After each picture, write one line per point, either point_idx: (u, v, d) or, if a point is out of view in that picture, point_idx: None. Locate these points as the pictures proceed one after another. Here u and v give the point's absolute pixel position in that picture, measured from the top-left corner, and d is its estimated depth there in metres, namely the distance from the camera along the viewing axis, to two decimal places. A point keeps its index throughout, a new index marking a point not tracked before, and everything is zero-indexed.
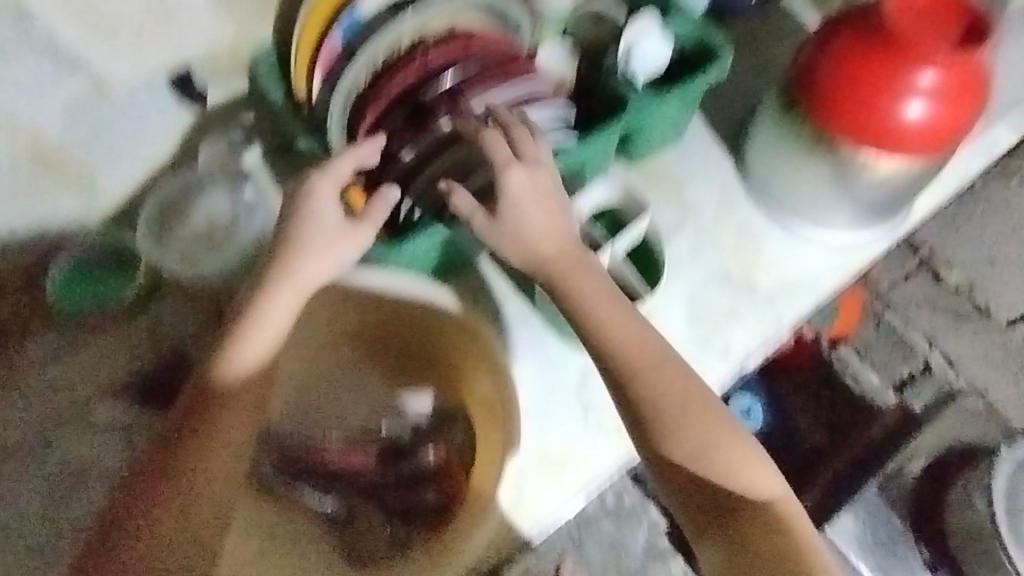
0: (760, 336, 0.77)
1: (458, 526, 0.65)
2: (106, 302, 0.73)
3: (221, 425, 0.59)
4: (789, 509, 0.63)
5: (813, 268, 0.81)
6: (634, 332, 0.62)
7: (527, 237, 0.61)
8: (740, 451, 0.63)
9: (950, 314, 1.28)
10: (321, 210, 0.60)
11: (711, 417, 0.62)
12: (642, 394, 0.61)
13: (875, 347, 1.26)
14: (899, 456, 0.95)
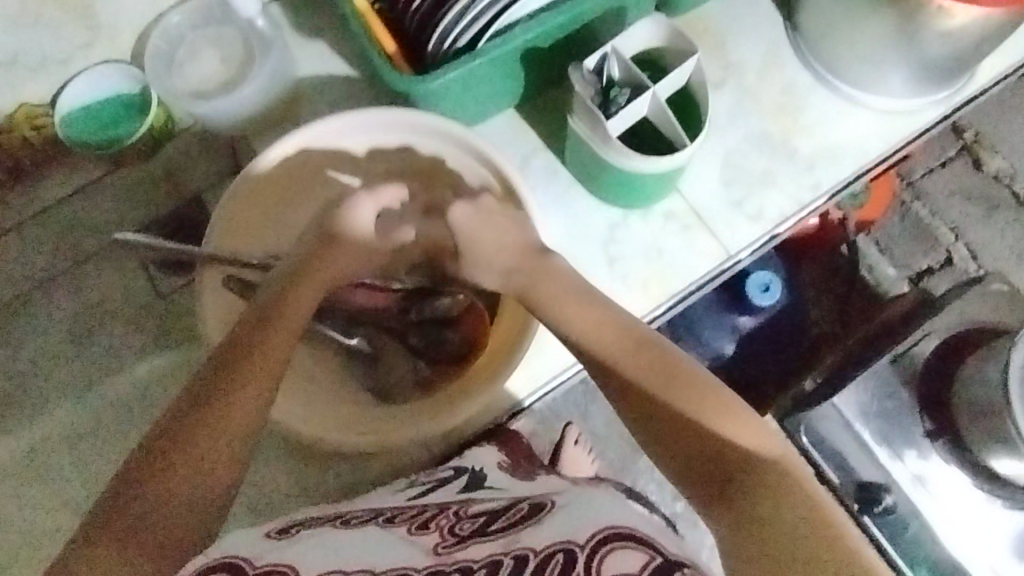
0: (795, 202, 0.74)
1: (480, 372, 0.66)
2: (123, 140, 0.77)
3: (252, 367, 0.51)
4: (806, 484, 0.47)
5: (860, 137, 0.76)
6: (609, 321, 0.57)
7: (487, 254, 0.61)
8: (735, 424, 0.50)
9: (984, 204, 1.24)
10: (358, 221, 0.62)
11: (689, 380, 0.52)
12: (623, 371, 0.54)
13: (899, 239, 1.23)
14: (909, 340, 0.92)
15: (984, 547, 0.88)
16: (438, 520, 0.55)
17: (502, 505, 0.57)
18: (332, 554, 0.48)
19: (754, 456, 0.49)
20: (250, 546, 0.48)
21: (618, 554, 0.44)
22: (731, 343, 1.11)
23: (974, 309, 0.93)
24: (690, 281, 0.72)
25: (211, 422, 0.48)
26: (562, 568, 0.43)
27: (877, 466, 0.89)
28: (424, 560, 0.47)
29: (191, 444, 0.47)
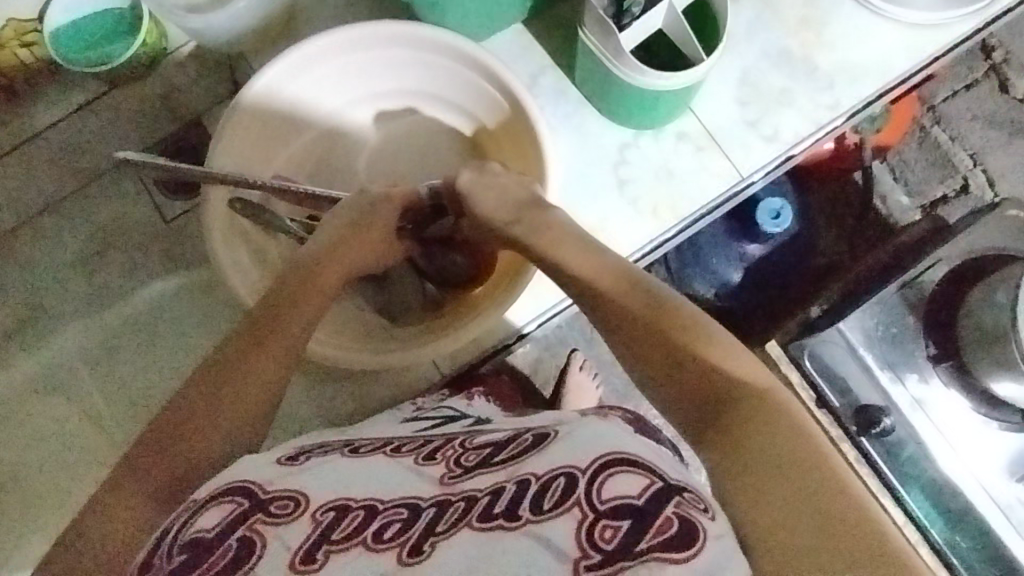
0: (813, 122, 0.71)
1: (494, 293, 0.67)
2: (115, 62, 0.73)
3: (281, 333, 0.53)
4: (789, 409, 0.44)
5: (884, 53, 0.72)
6: (597, 255, 0.54)
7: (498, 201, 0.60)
8: (721, 351, 0.47)
9: (1006, 127, 1.20)
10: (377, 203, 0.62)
11: (673, 314, 0.49)
12: (609, 304, 0.51)
13: (914, 165, 1.20)
14: (917, 268, 0.92)
15: (979, 461, 0.90)
16: (445, 450, 0.51)
17: (510, 435, 0.52)
18: (341, 479, 0.46)
19: (743, 383, 0.46)
20: (263, 470, 0.47)
21: (618, 479, 0.41)
22: (738, 271, 1.12)
23: (985, 235, 0.92)
24: (701, 203, 0.70)
25: (249, 365, 0.51)
26: (560, 494, 0.41)
27: (877, 391, 0.91)
28: (431, 489, 0.45)
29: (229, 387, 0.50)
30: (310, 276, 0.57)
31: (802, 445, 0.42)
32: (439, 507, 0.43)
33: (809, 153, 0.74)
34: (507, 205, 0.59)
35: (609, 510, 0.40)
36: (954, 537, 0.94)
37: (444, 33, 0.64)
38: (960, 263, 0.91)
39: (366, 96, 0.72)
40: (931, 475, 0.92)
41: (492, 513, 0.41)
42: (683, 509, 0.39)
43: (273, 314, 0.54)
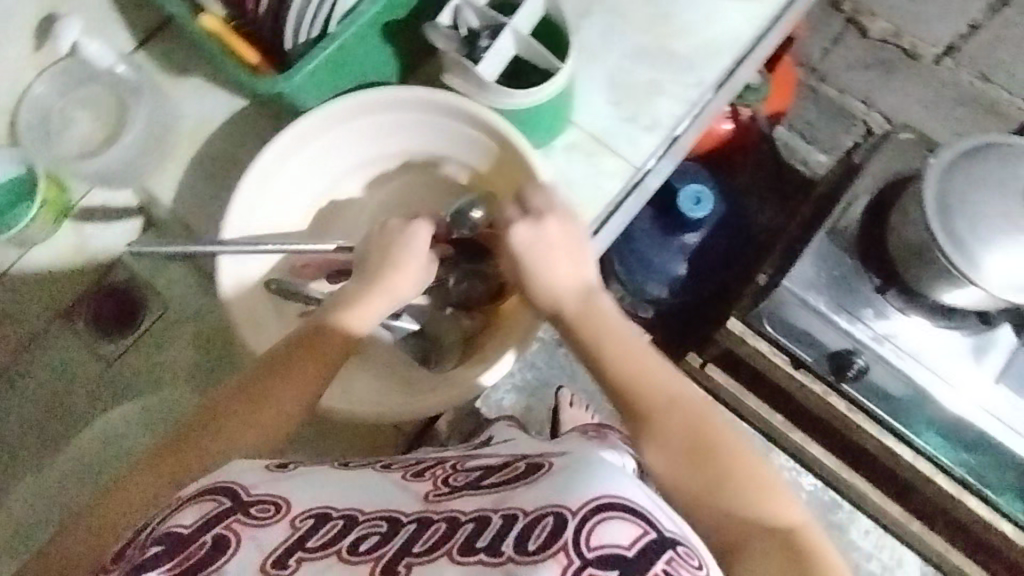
0: (685, 103, 0.76)
1: (495, 336, 0.67)
2: (8, 226, 0.72)
3: (291, 375, 0.59)
4: (818, 551, 0.50)
5: (728, 27, 0.78)
6: (654, 366, 0.58)
7: (548, 281, 0.61)
8: (769, 492, 0.53)
9: (881, 66, 1.23)
10: (409, 248, 0.63)
11: (734, 448, 0.54)
12: (662, 414, 0.55)
13: (817, 122, 1.28)
14: (839, 211, 0.95)
15: (971, 393, 0.91)
16: (435, 469, 0.52)
17: (504, 460, 0.52)
18: (325, 489, 0.48)
19: (783, 521, 0.51)
20: (251, 475, 0.50)
21: (613, 525, 0.39)
22: (681, 262, 1.14)
23: (889, 163, 0.96)
24: (608, 201, 0.73)
25: (252, 415, 0.58)
26: (546, 535, 0.39)
27: (841, 334, 0.93)
28: (414, 505, 0.46)
29: (256, 400, 0.58)
30: (306, 358, 0.59)
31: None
32: (417, 525, 0.43)
33: (692, 133, 0.78)
34: (566, 289, 0.61)
35: (598, 557, 0.38)
36: (963, 455, 0.95)
37: (434, 92, 0.66)
38: (873, 195, 0.95)
39: (354, 166, 0.73)
40: (935, 410, 0.93)
41: (473, 546, 0.40)
42: (672, 566, 0.39)
43: (275, 376, 0.59)
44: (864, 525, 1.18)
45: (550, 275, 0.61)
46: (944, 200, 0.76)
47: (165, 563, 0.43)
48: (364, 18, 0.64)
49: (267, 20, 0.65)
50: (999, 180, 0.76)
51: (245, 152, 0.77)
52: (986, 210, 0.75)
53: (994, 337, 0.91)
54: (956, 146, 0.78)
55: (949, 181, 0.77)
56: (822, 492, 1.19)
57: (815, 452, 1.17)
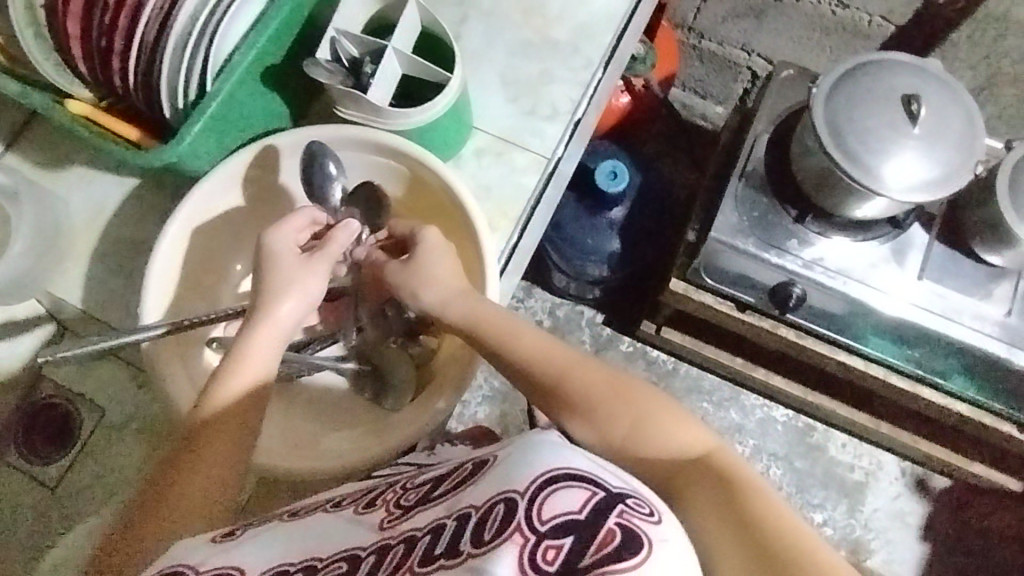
0: (579, 85, 0.77)
1: (446, 367, 0.64)
2: None
3: (206, 441, 0.56)
4: (739, 472, 0.49)
5: (602, 3, 0.80)
6: (548, 340, 0.59)
7: (424, 274, 0.63)
8: (680, 426, 0.52)
9: (750, 14, 1.20)
10: (276, 256, 0.61)
11: (637, 395, 0.54)
12: (570, 386, 0.56)
13: (708, 78, 1.37)
14: (744, 155, 0.99)
15: (902, 293, 0.94)
16: (385, 495, 0.54)
17: (452, 466, 0.53)
18: (277, 545, 0.49)
19: (699, 452, 0.51)
20: (195, 553, 0.48)
21: (560, 495, 0.39)
22: (615, 238, 1.17)
23: (779, 100, 1.00)
24: (527, 197, 0.73)
25: (186, 480, 0.55)
26: (500, 522, 0.40)
27: (773, 270, 0.96)
28: (372, 536, 0.48)
29: (185, 473, 0.55)
30: (224, 407, 0.57)
31: (758, 506, 0.46)
32: (378, 555, 0.45)
33: (593, 111, 0.80)
34: (451, 288, 0.62)
35: (551, 528, 0.38)
36: (908, 351, 1.00)
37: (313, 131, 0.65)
38: (771, 134, 0.99)
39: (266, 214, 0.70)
40: (874, 319, 0.97)
41: (433, 555, 0.41)
42: (625, 517, 0.38)
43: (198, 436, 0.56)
44: (841, 439, 1.28)
45: (436, 280, 0.63)
46: (832, 123, 0.80)
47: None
48: (239, 71, 0.60)
49: (139, 95, 0.62)
50: (880, 94, 0.80)
51: (146, 232, 0.73)
52: (872, 123, 0.79)
53: (909, 237, 0.95)
54: (833, 72, 0.83)
55: (834, 105, 0.81)
56: (795, 419, 1.29)
57: (779, 383, 1.23)
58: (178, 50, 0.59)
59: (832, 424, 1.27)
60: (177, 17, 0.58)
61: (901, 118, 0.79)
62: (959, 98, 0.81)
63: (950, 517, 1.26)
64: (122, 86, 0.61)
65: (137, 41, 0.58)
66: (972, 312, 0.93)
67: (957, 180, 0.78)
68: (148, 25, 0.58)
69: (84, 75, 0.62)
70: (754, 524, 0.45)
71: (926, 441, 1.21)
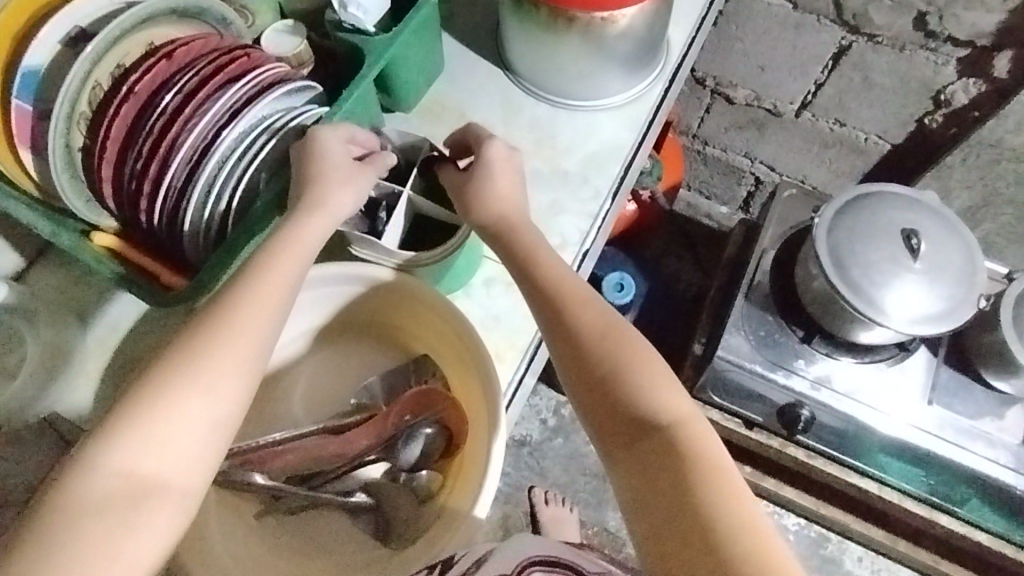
0: (588, 216, 0.80)
1: (453, 493, 0.64)
2: None
3: (223, 344, 0.50)
4: (705, 450, 0.49)
5: (611, 136, 0.84)
6: (558, 270, 0.57)
7: (484, 194, 0.62)
8: (668, 390, 0.52)
9: (752, 127, 1.25)
10: (326, 149, 0.59)
11: (636, 348, 0.53)
12: (575, 314, 0.55)
13: (714, 182, 1.42)
14: (751, 270, 1.00)
15: (911, 416, 0.93)
16: None
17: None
18: None
19: (675, 418, 0.51)
20: None
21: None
22: None
23: (782, 217, 1.03)
24: (535, 332, 0.73)
25: (204, 365, 0.49)
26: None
27: (781, 390, 0.95)
28: None
29: (190, 373, 0.48)
30: (248, 302, 0.51)
31: (713, 497, 0.47)
32: None
33: (601, 237, 0.83)
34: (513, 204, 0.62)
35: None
36: (925, 476, 0.97)
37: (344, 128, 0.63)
38: (777, 249, 1.01)
39: (305, 330, 0.71)
40: (885, 441, 0.94)
41: None
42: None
43: (219, 322, 0.50)
44: (856, 552, 1.23)
45: (488, 192, 0.62)
46: (836, 253, 0.82)
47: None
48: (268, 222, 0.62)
49: (162, 232, 0.64)
50: (881, 227, 0.82)
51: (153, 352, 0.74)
52: (874, 256, 0.80)
53: (916, 359, 0.95)
54: (834, 202, 0.85)
55: (836, 235, 0.83)
56: (808, 529, 1.24)
57: (790, 493, 1.19)
58: (201, 197, 0.62)
59: (847, 536, 1.22)
60: (207, 170, 0.61)
61: (902, 252, 0.80)
62: (958, 232, 0.83)
63: None
64: (146, 222, 0.63)
65: (163, 182, 0.61)
66: (988, 441, 0.91)
67: (960, 315, 0.78)
68: (179, 175, 0.61)
69: (110, 208, 0.65)
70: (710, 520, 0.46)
71: (946, 559, 1.16)
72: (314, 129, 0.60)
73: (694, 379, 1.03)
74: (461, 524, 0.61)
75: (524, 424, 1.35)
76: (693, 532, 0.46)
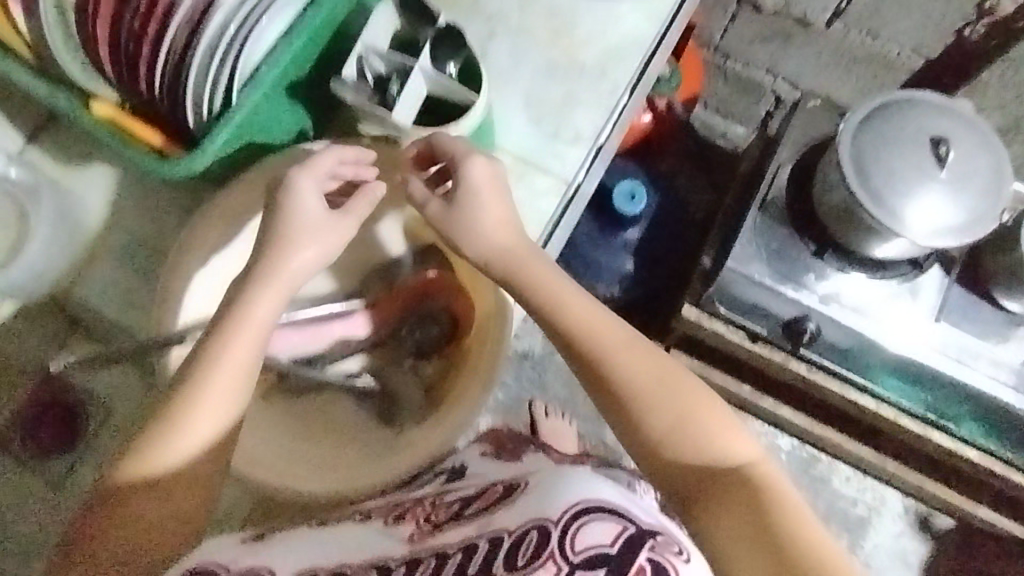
0: (604, 110, 0.78)
1: (460, 381, 0.65)
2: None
3: (176, 448, 0.53)
4: (776, 487, 0.50)
5: (634, 28, 0.79)
6: (593, 313, 0.57)
7: (479, 220, 0.60)
8: (727, 433, 0.52)
9: (778, 38, 1.20)
10: (301, 205, 0.58)
11: (687, 391, 0.54)
12: (616, 369, 0.54)
13: (731, 99, 1.32)
14: (766, 184, 0.98)
15: (916, 333, 0.93)
16: (414, 509, 0.56)
17: (480, 489, 0.57)
18: (306, 554, 0.52)
19: (740, 461, 0.51)
20: (227, 551, 0.53)
21: (590, 526, 0.42)
22: (628, 258, 1.19)
23: (804, 130, 0.99)
24: (545, 221, 0.75)
25: (164, 466, 0.53)
26: (533, 549, 0.42)
27: (788, 303, 0.95)
28: (400, 548, 0.50)
29: (148, 474, 0.52)
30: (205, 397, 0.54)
31: (794, 530, 0.47)
32: (409, 564, 0.47)
33: (615, 135, 0.81)
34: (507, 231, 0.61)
35: (584, 559, 0.40)
36: (923, 394, 0.99)
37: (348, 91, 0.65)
38: (796, 164, 0.98)
39: None
40: (885, 358, 0.95)
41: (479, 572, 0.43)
42: (656, 553, 0.41)
43: (172, 423, 0.53)
44: (843, 472, 1.26)
45: (483, 235, 0.60)
46: (860, 163, 0.79)
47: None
48: (275, 100, 0.65)
49: (163, 99, 0.62)
50: (908, 135, 0.79)
51: (164, 236, 0.75)
52: (899, 164, 0.78)
53: (928, 278, 0.94)
54: (863, 108, 0.81)
55: (862, 144, 0.80)
56: (799, 449, 1.27)
57: (786, 413, 1.22)
58: (204, 58, 0.59)
59: (837, 456, 1.25)
60: (207, 31, 0.58)
61: (928, 161, 0.78)
62: (991, 145, 0.79)
63: (948, 557, 1.24)
64: (146, 89, 0.62)
65: (163, 43, 0.58)
66: (990, 359, 0.92)
67: (981, 228, 0.76)
68: (180, 37, 0.58)
69: (108, 75, 0.63)
70: (793, 544, 0.46)
71: (933, 480, 1.20)
72: (299, 171, 0.59)
73: (696, 294, 1.02)
74: (464, 403, 0.63)
75: (527, 338, 1.35)
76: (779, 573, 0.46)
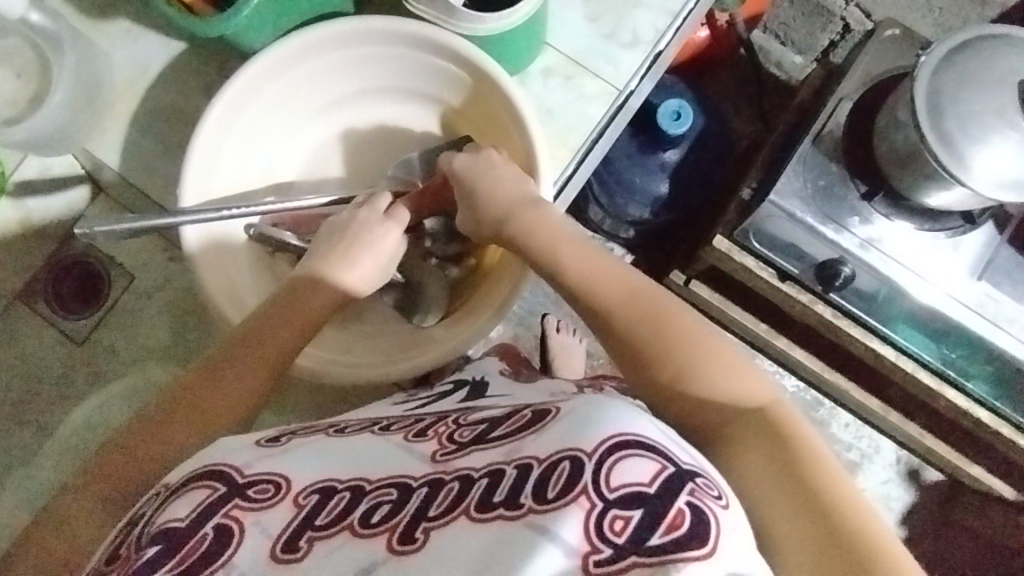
0: (667, 13, 0.72)
1: (484, 293, 0.66)
2: None
3: (223, 383, 0.55)
4: (793, 426, 0.49)
5: None
6: (594, 261, 0.57)
7: (496, 184, 0.61)
8: (740, 376, 0.52)
9: None
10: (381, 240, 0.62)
11: (697, 336, 0.53)
12: (619, 315, 0.54)
13: (795, 24, 1.22)
14: (824, 116, 0.92)
15: (950, 290, 0.90)
16: (438, 427, 0.53)
17: (508, 411, 0.52)
18: (324, 463, 0.49)
19: (758, 402, 0.51)
20: (243, 454, 0.49)
21: (630, 462, 0.37)
22: (664, 182, 1.14)
23: (875, 60, 0.92)
24: (590, 129, 0.70)
25: (206, 398, 0.55)
26: (564, 481, 0.37)
27: (826, 244, 0.91)
28: (423, 468, 0.47)
29: (192, 402, 0.54)
30: (267, 336, 0.57)
31: (817, 469, 0.47)
32: (431, 488, 0.44)
33: (675, 44, 0.75)
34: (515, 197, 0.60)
35: (620, 498, 0.36)
36: (945, 352, 0.97)
37: (406, 30, 0.62)
38: (861, 97, 0.91)
39: (346, 92, 0.71)
40: (913, 310, 0.93)
41: (491, 503, 0.39)
42: (696, 498, 0.37)
43: (226, 354, 0.56)
44: (845, 418, 1.24)
45: (494, 192, 0.61)
46: (933, 101, 0.73)
47: (169, 563, 0.42)
48: None
49: None
50: (993, 75, 0.73)
51: (189, 104, 0.72)
52: (979, 108, 0.72)
53: (974, 233, 0.90)
54: (947, 42, 0.75)
55: (940, 81, 0.74)
56: (805, 392, 1.24)
57: (798, 355, 1.21)
58: None
59: (841, 401, 1.23)
60: None
61: (1012, 107, 0.72)
62: None
63: (932, 512, 1.23)
64: None
65: None
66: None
67: None
68: None
69: None
70: (808, 482, 0.46)
71: (931, 435, 1.20)
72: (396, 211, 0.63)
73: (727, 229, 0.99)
74: (481, 315, 0.65)
75: None
76: (804, 513, 0.45)
